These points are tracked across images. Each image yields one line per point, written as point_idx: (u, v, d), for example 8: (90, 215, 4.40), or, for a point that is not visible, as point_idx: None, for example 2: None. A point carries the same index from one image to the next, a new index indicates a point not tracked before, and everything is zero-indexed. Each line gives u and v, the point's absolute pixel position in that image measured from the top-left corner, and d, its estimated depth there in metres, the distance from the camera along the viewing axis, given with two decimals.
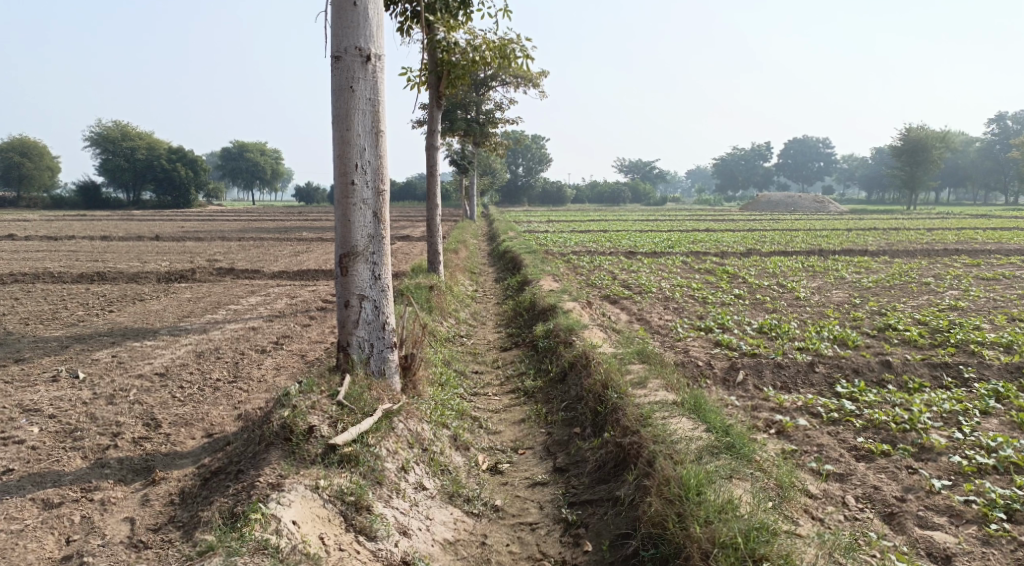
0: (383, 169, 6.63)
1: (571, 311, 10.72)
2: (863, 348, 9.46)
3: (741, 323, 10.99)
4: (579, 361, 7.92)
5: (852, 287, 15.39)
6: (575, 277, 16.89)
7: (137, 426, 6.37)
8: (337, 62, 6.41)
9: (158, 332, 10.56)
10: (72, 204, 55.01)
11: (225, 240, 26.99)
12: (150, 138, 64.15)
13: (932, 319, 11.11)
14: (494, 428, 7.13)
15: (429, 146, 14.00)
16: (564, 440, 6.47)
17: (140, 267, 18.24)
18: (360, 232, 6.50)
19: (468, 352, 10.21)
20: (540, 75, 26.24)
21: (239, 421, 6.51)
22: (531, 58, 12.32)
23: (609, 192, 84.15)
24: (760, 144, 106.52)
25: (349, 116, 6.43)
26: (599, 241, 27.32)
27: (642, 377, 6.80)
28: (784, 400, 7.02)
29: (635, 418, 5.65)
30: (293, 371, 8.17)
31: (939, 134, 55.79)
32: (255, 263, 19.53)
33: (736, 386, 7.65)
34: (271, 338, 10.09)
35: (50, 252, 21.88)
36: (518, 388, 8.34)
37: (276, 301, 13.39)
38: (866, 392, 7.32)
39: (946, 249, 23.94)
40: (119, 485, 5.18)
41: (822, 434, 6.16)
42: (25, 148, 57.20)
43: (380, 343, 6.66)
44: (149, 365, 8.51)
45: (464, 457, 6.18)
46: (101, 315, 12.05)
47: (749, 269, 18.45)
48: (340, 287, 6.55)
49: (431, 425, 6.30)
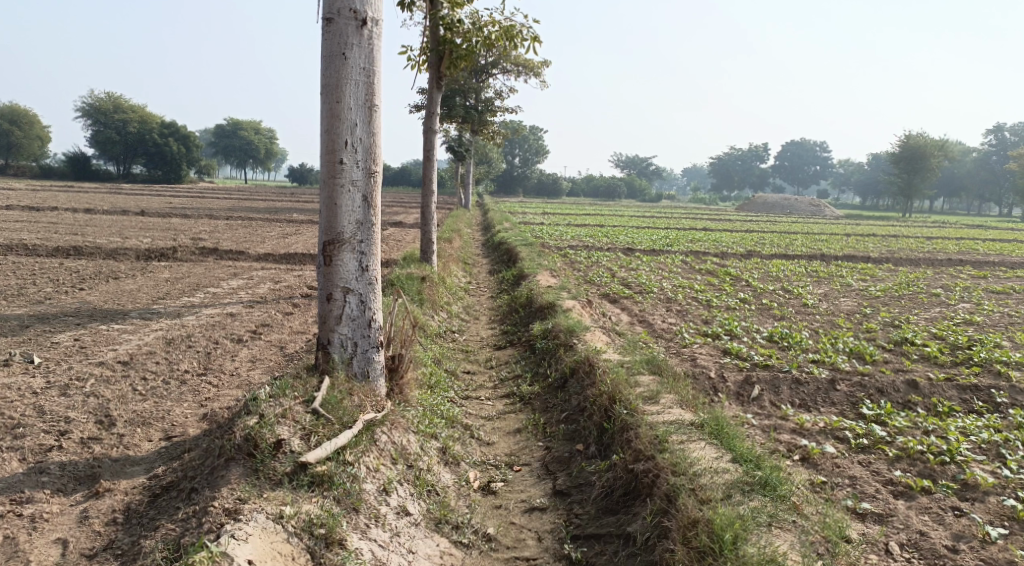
0: (376, 148, 5.94)
1: (571, 310, 10.07)
2: (881, 364, 8.87)
3: (750, 330, 10.36)
4: (581, 367, 7.28)
5: (860, 295, 14.85)
6: (572, 273, 16.25)
7: (87, 424, 5.67)
8: (329, 25, 5.71)
9: (128, 314, 9.83)
10: (61, 174, 53.90)
11: (212, 218, 26.15)
12: (144, 111, 63.00)
13: (950, 335, 10.54)
14: (486, 439, 6.47)
15: (427, 129, 13.28)
16: (565, 458, 5.84)
17: (120, 243, 17.40)
18: (346, 218, 5.82)
19: (459, 350, 9.55)
20: (542, 64, 25.58)
21: (203, 422, 5.82)
22: (539, 41, 11.63)
23: (605, 186, 83.57)
24: (759, 146, 106.13)
25: (340, 86, 5.74)
26: (596, 236, 26.68)
27: (653, 390, 6.15)
28: (805, 421, 6.41)
29: (650, 441, 5.04)
30: (269, 366, 7.48)
31: (939, 142, 55.33)
32: (241, 244, 18.72)
33: (750, 403, 7.04)
34: (249, 326, 9.37)
35: (29, 223, 20.97)
36: (514, 394, 7.69)
37: (259, 286, 12.67)
38: (894, 415, 6.73)
39: (949, 259, 23.46)
40: (56, 497, 4.52)
41: (852, 464, 5.59)
42: (14, 116, 55.75)
43: (365, 342, 5.98)
44: (113, 353, 7.78)
45: (453, 474, 5.55)
46: (70, 293, 11.29)
47: (752, 272, 17.86)
48: (322, 277, 5.87)
49: (417, 437, 5.65)
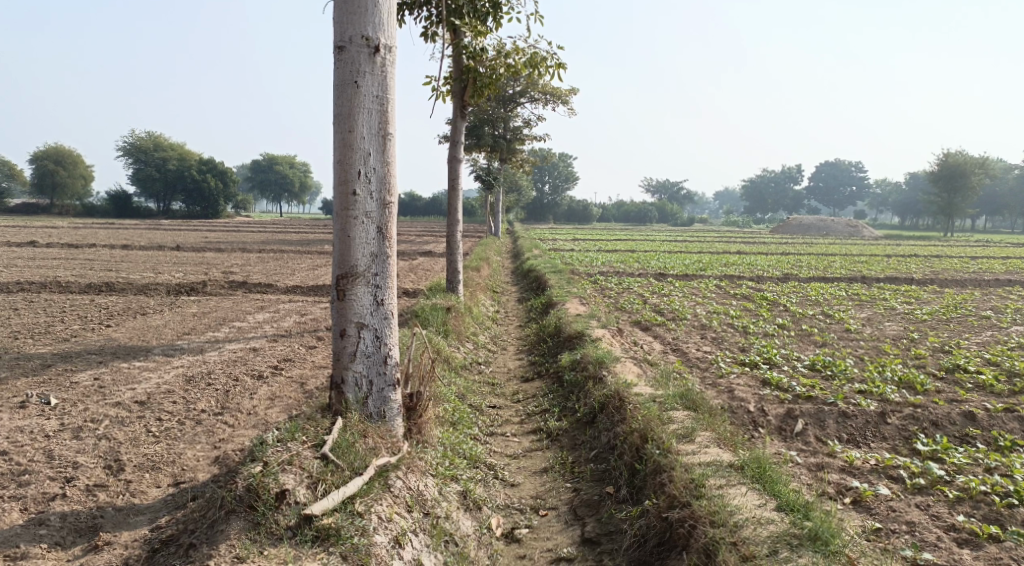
0: (390, 177, 5.71)
1: (600, 340, 9.69)
2: (934, 393, 8.32)
3: (790, 358, 9.85)
4: (611, 402, 6.88)
5: (905, 319, 14.21)
6: (603, 300, 15.88)
7: (95, 470, 5.47)
8: (341, 53, 5.52)
9: (151, 351, 9.71)
10: (103, 213, 55.29)
11: (245, 251, 26.37)
12: (182, 149, 64.60)
13: (1005, 360, 9.90)
14: (511, 480, 6.11)
15: (451, 158, 13.12)
16: (594, 501, 5.46)
17: (152, 278, 17.51)
18: (361, 251, 5.59)
19: (485, 383, 9.22)
20: (570, 91, 25.45)
21: (213, 466, 5.58)
22: (563, 66, 11.41)
23: (636, 211, 83.09)
24: (791, 167, 104.84)
25: (352, 115, 5.55)
26: (626, 262, 26.25)
27: (688, 427, 5.73)
28: (855, 458, 5.94)
29: (685, 485, 4.67)
30: (288, 403, 7.24)
31: (980, 159, 53.89)
32: (270, 276, 18.72)
33: (794, 439, 6.58)
34: (271, 361, 9.17)
35: (67, 260, 21.30)
36: (541, 430, 7.32)
37: (285, 319, 12.53)
38: (952, 451, 6.21)
39: (996, 279, 22.56)
40: (52, 552, 4.34)
41: (909, 507, 5.11)
42: (60, 157, 57.57)
43: (381, 381, 5.69)
44: (130, 392, 7.63)
45: (473, 521, 5.21)
46: (97, 330, 11.26)
47: (790, 296, 17.28)
48: (336, 313, 5.63)
49: (436, 481, 5.34)
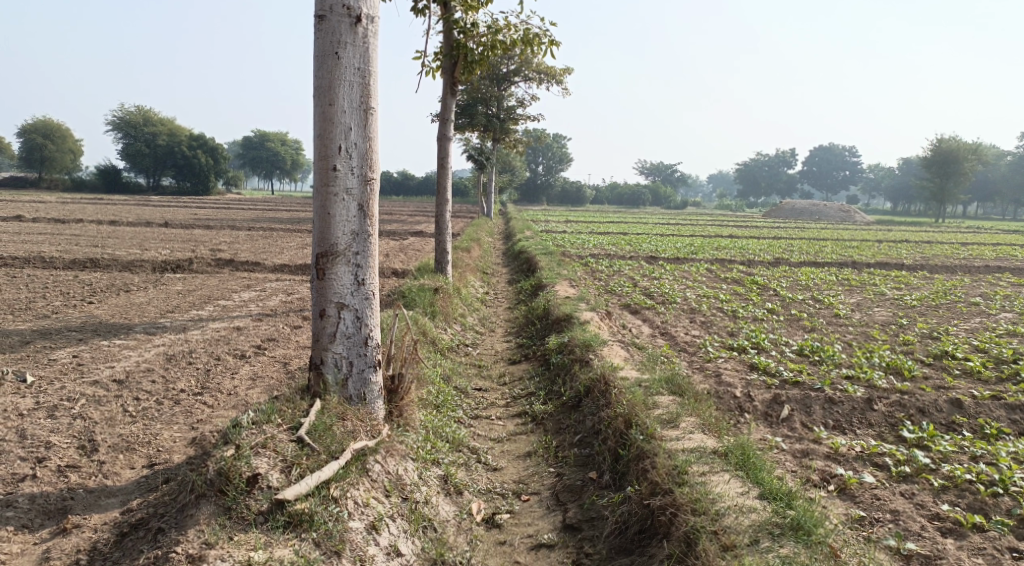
0: (372, 153, 5.57)
1: (588, 323, 9.61)
2: (921, 380, 8.29)
3: (779, 343, 9.81)
4: (596, 386, 6.80)
5: (894, 305, 14.19)
6: (593, 282, 15.79)
7: (67, 450, 5.35)
8: (321, 23, 5.35)
9: (132, 329, 9.56)
10: (92, 187, 54.75)
11: (234, 228, 26.12)
12: (173, 124, 63.86)
13: (993, 347, 9.89)
14: (494, 464, 6.03)
15: (441, 137, 12.93)
16: (577, 486, 5.39)
17: (137, 255, 17.26)
18: (341, 229, 5.45)
19: (472, 365, 9.14)
20: (565, 71, 25.20)
21: (189, 448, 5.47)
22: (556, 44, 11.21)
23: (629, 194, 82.92)
24: (786, 151, 104.73)
25: (333, 88, 5.40)
26: (619, 244, 26.15)
27: (673, 412, 5.66)
28: (840, 445, 5.89)
29: (668, 472, 4.60)
30: (270, 384, 7.12)
31: (973, 145, 53.91)
32: (259, 254, 18.52)
33: (779, 425, 6.53)
34: (254, 341, 9.04)
35: (52, 235, 20.99)
36: (526, 413, 7.24)
37: (271, 298, 12.38)
38: (938, 439, 6.18)
39: (985, 265, 22.62)
40: (19, 535, 4.26)
41: (893, 495, 5.07)
42: (47, 130, 56.76)
43: (361, 362, 5.58)
44: (109, 371, 7.49)
45: (453, 506, 5.14)
46: (79, 307, 11.09)
47: (780, 281, 17.25)
48: (316, 293, 5.51)
49: (416, 466, 5.27)
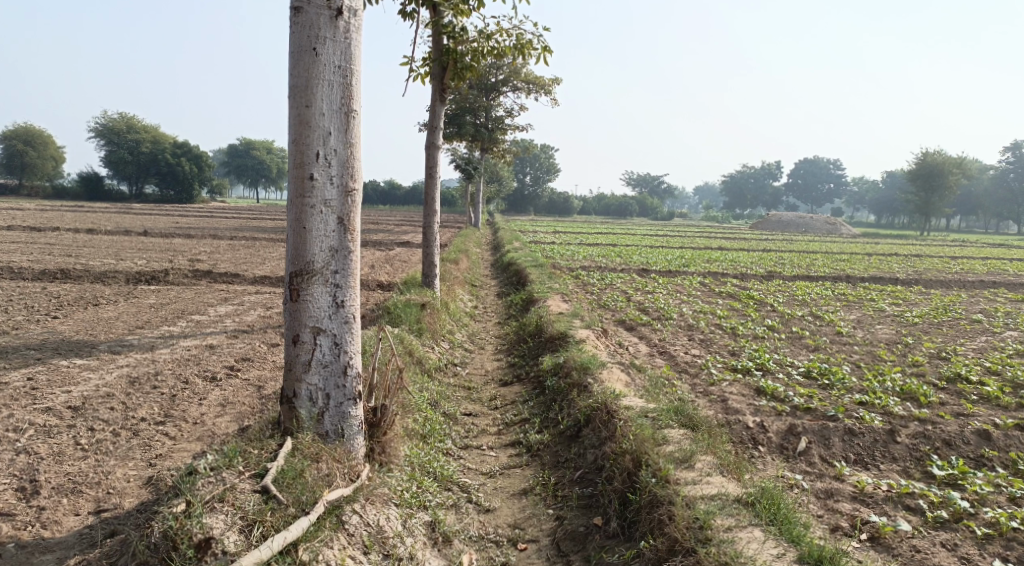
0: (353, 161, 5.00)
1: (584, 342, 9.04)
2: (938, 406, 7.78)
3: (784, 364, 9.27)
4: (598, 415, 6.22)
5: (897, 322, 13.74)
6: (584, 297, 15.25)
7: (4, 494, 4.73)
8: (297, 15, 4.79)
9: (96, 347, 8.87)
10: (73, 195, 53.52)
11: (216, 238, 25.33)
12: (157, 131, 62.90)
13: (1007, 369, 9.42)
14: (486, 504, 5.42)
15: (429, 145, 12.36)
16: (580, 535, 4.87)
17: (111, 266, 16.46)
18: (318, 245, 4.88)
19: (460, 387, 8.54)
20: (554, 82, 24.82)
21: (145, 490, 4.86)
22: (550, 49, 10.69)
23: (617, 205, 82.74)
24: (772, 163, 105.15)
25: (310, 88, 4.82)
26: (609, 256, 25.65)
27: (686, 450, 5.11)
28: (866, 484, 5.35)
29: (688, 526, 4.20)
30: (241, 412, 6.50)
31: (958, 160, 54.10)
32: (239, 265, 17.79)
33: (797, 459, 5.99)
34: (227, 361, 8.39)
35: (25, 244, 20.11)
36: (520, 443, 6.65)
37: (249, 312, 11.72)
38: (971, 476, 5.66)
39: (979, 280, 22.34)
40: None
41: (934, 548, 4.58)
42: (29, 137, 55.62)
43: (338, 394, 4.99)
44: (64, 395, 6.84)
45: (441, 560, 4.59)
46: (42, 322, 10.37)
47: (776, 295, 16.82)
48: (289, 316, 4.92)
49: (400, 513, 4.74)
